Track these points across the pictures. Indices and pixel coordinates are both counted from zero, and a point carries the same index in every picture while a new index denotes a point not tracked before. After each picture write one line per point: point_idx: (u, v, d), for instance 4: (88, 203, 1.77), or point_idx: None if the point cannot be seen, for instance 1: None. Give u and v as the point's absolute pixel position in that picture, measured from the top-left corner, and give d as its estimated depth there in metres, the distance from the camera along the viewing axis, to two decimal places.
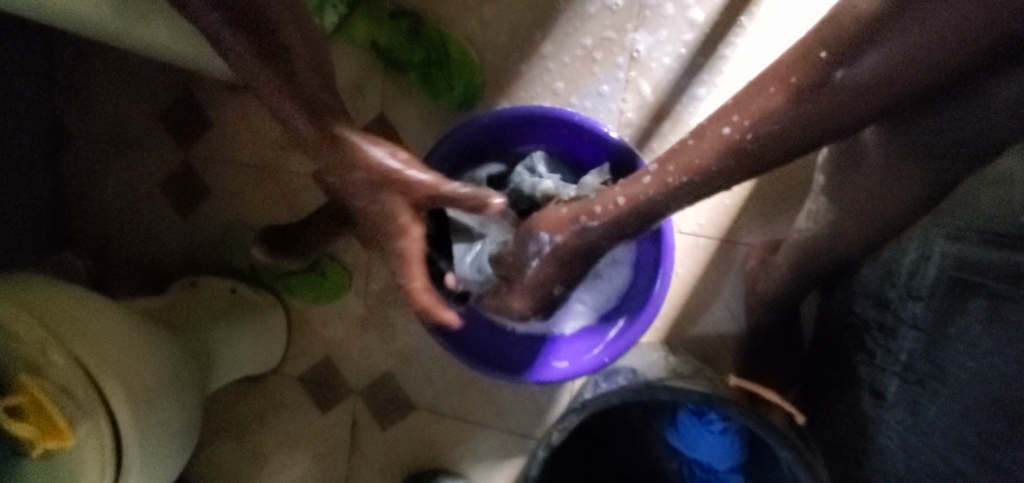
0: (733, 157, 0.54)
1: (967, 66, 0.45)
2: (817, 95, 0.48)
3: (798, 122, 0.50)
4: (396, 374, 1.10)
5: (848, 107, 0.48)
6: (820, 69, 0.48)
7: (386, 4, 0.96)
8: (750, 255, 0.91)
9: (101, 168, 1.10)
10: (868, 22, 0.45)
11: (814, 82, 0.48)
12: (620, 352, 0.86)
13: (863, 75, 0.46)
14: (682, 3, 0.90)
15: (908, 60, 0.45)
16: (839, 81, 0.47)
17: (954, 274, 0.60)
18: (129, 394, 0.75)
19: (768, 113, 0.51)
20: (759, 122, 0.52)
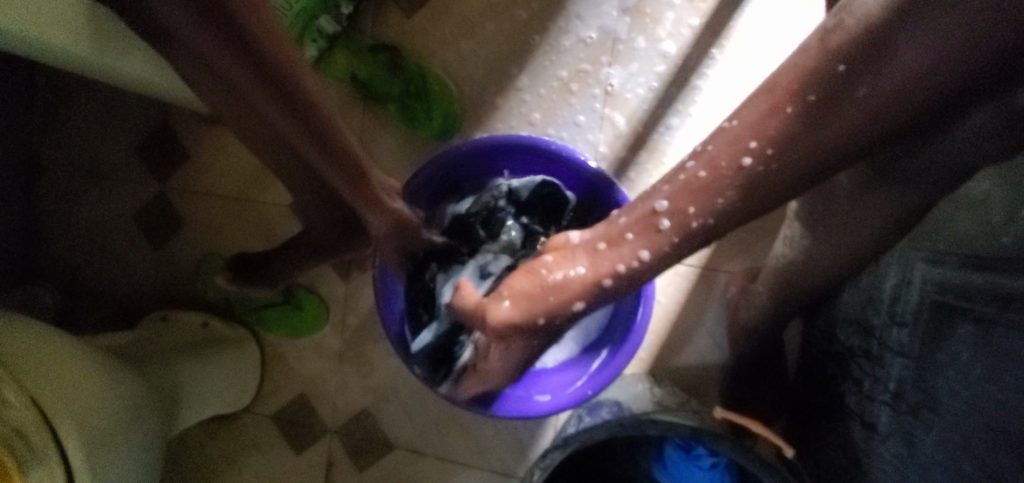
0: (752, 187, 0.53)
1: (960, 87, 0.46)
2: (837, 111, 0.49)
3: (809, 147, 0.50)
4: (374, 411, 1.06)
5: (864, 126, 0.49)
6: (837, 84, 0.48)
7: (364, 39, 0.97)
8: (732, 283, 0.89)
9: (75, 201, 1.08)
10: (880, 34, 0.46)
11: (831, 98, 0.48)
12: (604, 384, 0.83)
13: (885, 87, 0.47)
14: (655, 37, 0.92)
15: (907, 80, 0.46)
16: (844, 103, 0.48)
17: (937, 298, 0.58)
18: (85, 437, 0.71)
19: (786, 138, 0.50)
20: (778, 148, 0.51)
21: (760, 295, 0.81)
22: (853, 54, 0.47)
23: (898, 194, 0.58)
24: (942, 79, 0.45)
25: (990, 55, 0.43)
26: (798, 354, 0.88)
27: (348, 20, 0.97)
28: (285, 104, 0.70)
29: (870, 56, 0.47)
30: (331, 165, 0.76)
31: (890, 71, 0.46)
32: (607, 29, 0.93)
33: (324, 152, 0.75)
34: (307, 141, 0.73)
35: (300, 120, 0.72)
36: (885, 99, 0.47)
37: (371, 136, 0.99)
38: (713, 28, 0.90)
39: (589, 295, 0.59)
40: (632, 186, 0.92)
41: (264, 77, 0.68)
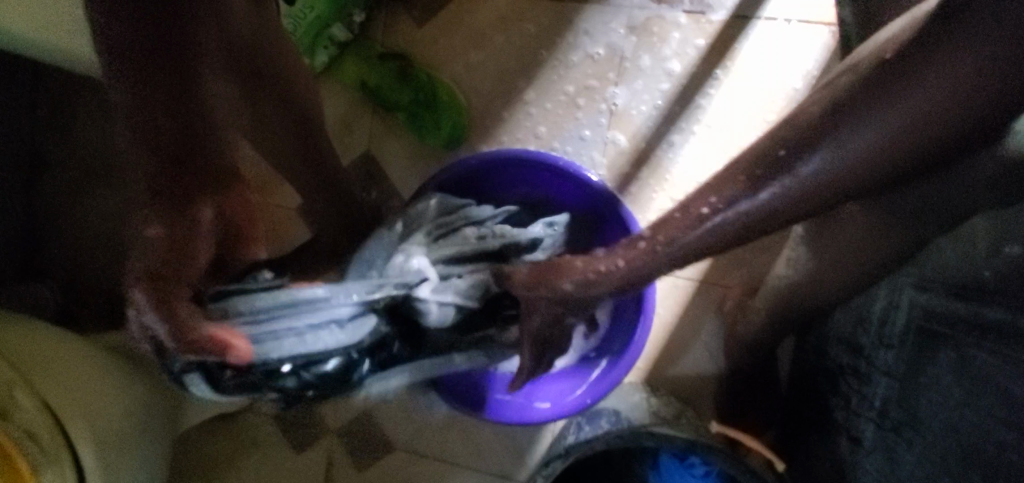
0: (716, 236, 0.50)
1: (936, 150, 0.42)
2: (795, 174, 0.45)
3: (772, 208, 0.47)
4: (374, 413, 1.08)
5: (826, 189, 0.44)
6: (787, 159, 0.45)
7: (376, 47, 0.99)
8: (728, 297, 0.93)
9: (77, 198, 1.08)
10: (829, 112, 0.43)
11: (784, 166, 0.45)
12: (603, 393, 0.86)
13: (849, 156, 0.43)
14: (661, 55, 0.94)
15: (886, 145, 0.42)
16: (815, 163, 0.44)
17: (923, 324, 0.62)
18: (97, 437, 0.72)
19: (748, 195, 0.47)
20: (738, 203, 0.48)
21: (757, 311, 0.84)
22: (829, 117, 0.43)
23: (890, 229, 0.61)
24: (919, 143, 0.41)
25: (966, 120, 0.40)
26: (789, 367, 0.92)
27: (360, 28, 0.98)
28: (158, 101, 0.53)
29: (847, 115, 0.42)
30: (158, 201, 0.54)
31: (871, 133, 0.42)
32: (614, 47, 0.95)
33: (160, 178, 0.54)
34: (153, 155, 0.54)
35: (165, 127, 0.54)
36: (860, 158, 0.42)
37: (380, 143, 1.01)
38: (719, 49, 0.93)
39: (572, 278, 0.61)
40: (635, 201, 0.95)
41: (165, 59, 0.53)
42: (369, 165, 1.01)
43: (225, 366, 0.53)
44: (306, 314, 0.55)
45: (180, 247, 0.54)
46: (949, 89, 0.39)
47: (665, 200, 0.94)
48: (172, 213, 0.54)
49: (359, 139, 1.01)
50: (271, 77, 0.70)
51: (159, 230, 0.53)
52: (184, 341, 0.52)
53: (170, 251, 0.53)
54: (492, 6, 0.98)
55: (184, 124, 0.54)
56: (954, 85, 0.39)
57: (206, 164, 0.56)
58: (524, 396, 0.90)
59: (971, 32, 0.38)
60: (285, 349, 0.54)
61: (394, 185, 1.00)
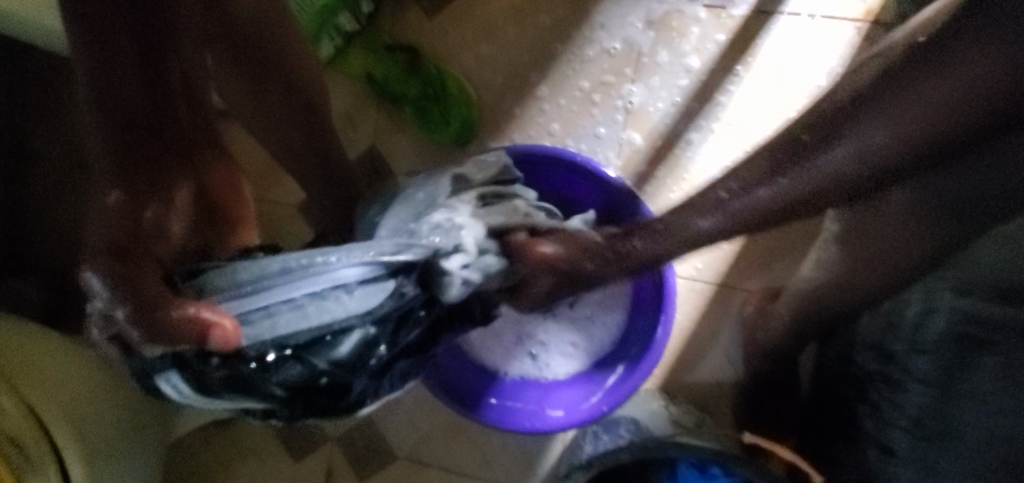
0: (720, 216, 0.53)
1: (984, 123, 0.40)
2: (804, 162, 0.47)
3: (779, 196, 0.49)
4: (377, 419, 1.03)
5: (841, 180, 0.45)
6: (799, 145, 0.47)
7: (383, 39, 0.95)
8: (748, 301, 0.89)
9: (66, 191, 1.03)
10: (839, 105, 0.45)
11: (795, 151, 0.47)
12: (619, 401, 0.82)
13: (851, 149, 0.44)
14: (679, 51, 0.91)
15: (925, 117, 0.41)
16: (852, 138, 0.44)
17: (963, 330, 0.60)
18: (87, 447, 0.68)
19: (756, 182, 0.50)
20: (748, 189, 0.51)
21: (781, 316, 0.81)
22: (873, 89, 0.44)
23: (932, 228, 0.57)
24: (965, 114, 0.40)
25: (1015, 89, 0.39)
26: (810, 375, 0.88)
27: (367, 19, 0.95)
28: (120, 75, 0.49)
29: (883, 88, 0.43)
30: (115, 177, 0.49)
31: (907, 106, 0.42)
32: (631, 42, 0.92)
33: (114, 153, 0.49)
34: (107, 128, 0.49)
35: (123, 101, 0.49)
36: (897, 132, 0.42)
37: (386, 139, 0.97)
38: (739, 45, 0.90)
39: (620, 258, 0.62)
40: (651, 201, 0.91)
41: (136, 35, 0.49)
42: (374, 162, 0.97)
43: (210, 356, 0.47)
44: (302, 283, 0.48)
45: (142, 226, 0.49)
46: (992, 60, 0.39)
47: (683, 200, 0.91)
48: (134, 191, 0.49)
49: (364, 134, 0.97)
50: (259, 55, 0.65)
51: (115, 206, 0.48)
52: (147, 329, 0.46)
53: (127, 230, 0.48)
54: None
55: (150, 100, 0.50)
56: (995, 55, 0.39)
57: (174, 144, 0.53)
58: (536, 403, 0.86)
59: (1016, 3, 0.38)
60: (277, 326, 0.48)
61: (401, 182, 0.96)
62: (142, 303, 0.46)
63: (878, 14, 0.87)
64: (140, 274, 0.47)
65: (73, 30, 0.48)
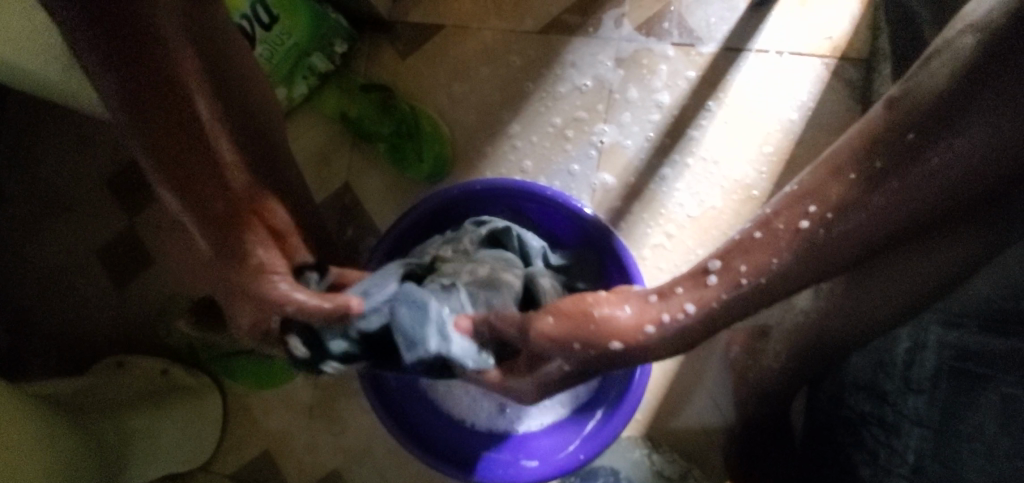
0: (800, 256, 0.39)
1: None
2: (909, 176, 0.36)
3: (869, 222, 0.37)
4: (344, 473, 0.96)
5: (943, 192, 0.36)
6: (903, 147, 0.36)
7: (358, 79, 0.95)
8: (733, 343, 0.84)
9: (34, 231, 1.01)
10: (942, 95, 0.36)
11: (896, 160, 0.36)
12: (598, 448, 0.76)
13: (964, 152, 0.35)
14: (651, 87, 0.91)
15: (1021, 129, 0.34)
16: (945, 148, 0.35)
17: (957, 364, 0.54)
18: None
19: (849, 205, 0.38)
20: (842, 214, 0.38)
21: (773, 355, 0.75)
22: (935, 97, 0.36)
23: (957, 263, 0.45)
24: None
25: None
26: (803, 421, 0.82)
27: (342, 59, 0.96)
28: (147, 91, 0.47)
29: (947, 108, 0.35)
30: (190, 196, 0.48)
31: (997, 110, 0.34)
32: (602, 79, 0.92)
33: (170, 180, 0.48)
34: (158, 162, 0.48)
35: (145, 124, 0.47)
36: (1017, 122, 0.34)
37: (358, 176, 0.95)
38: (710, 81, 0.90)
39: (636, 337, 0.43)
40: (627, 236, 0.89)
41: (130, 59, 0.46)
42: (346, 199, 0.95)
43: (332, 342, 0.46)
44: (375, 298, 0.48)
45: (236, 226, 0.48)
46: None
47: (660, 236, 0.88)
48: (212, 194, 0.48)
49: (337, 172, 0.96)
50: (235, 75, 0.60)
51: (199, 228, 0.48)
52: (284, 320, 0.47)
53: (220, 244, 0.48)
54: (477, 40, 0.96)
55: (169, 109, 0.47)
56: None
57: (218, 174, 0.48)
58: (510, 453, 0.81)
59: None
60: (371, 327, 0.46)
61: (372, 218, 0.94)
62: (282, 301, 0.46)
63: (844, 50, 0.88)
64: (268, 288, 0.47)
65: (102, 79, 0.47)
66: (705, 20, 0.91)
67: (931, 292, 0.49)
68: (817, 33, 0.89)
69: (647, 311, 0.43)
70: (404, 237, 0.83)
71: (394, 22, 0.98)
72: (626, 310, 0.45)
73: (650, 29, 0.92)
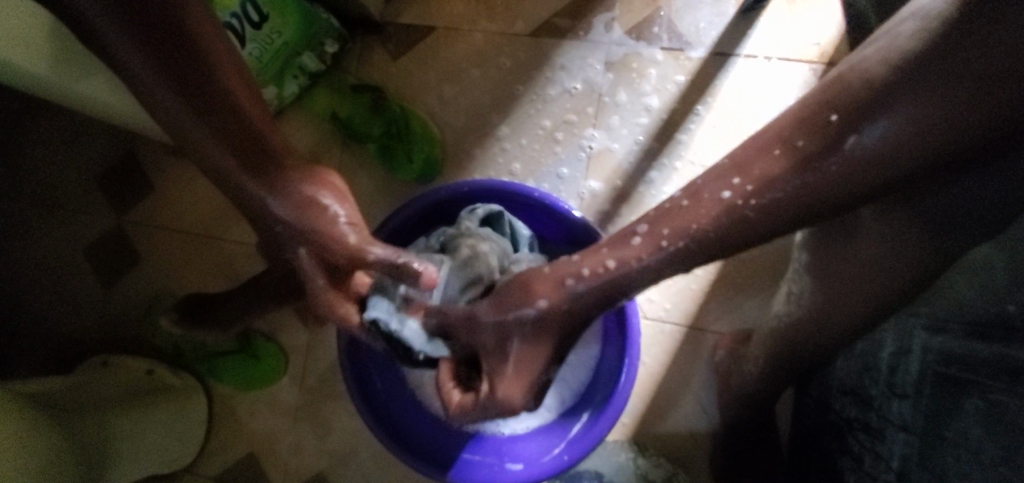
0: (731, 224, 0.47)
1: (967, 141, 0.39)
2: (826, 162, 0.43)
3: (790, 197, 0.45)
4: (330, 476, 0.95)
5: (853, 179, 0.43)
6: (827, 134, 0.42)
7: (349, 79, 0.96)
8: (719, 346, 0.84)
9: (21, 228, 1.00)
10: (874, 89, 0.40)
11: (821, 148, 0.43)
12: (583, 452, 0.76)
13: (873, 145, 0.41)
14: (640, 91, 0.92)
15: (925, 129, 0.39)
16: (863, 139, 0.41)
17: (941, 370, 0.53)
18: None
19: (774, 180, 0.45)
20: (764, 188, 0.46)
21: (753, 359, 0.74)
22: (863, 92, 0.41)
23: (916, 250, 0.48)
24: (956, 130, 0.39)
25: (1006, 108, 0.37)
26: (790, 426, 0.81)
27: (333, 59, 0.96)
28: (213, 109, 0.59)
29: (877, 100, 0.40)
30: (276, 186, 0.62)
31: (906, 110, 0.39)
32: (592, 83, 0.93)
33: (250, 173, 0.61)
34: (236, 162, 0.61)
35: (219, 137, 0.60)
36: (923, 123, 0.39)
37: (348, 175, 0.95)
38: (699, 86, 0.91)
39: (551, 292, 0.56)
40: None
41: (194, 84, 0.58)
42: None
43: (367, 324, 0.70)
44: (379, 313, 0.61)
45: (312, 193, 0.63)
46: (982, 76, 0.37)
47: None
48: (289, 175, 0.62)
49: None
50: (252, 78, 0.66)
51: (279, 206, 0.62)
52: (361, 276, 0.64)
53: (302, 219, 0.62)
54: (467, 42, 0.96)
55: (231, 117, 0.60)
56: (986, 71, 0.37)
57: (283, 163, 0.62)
58: (495, 456, 0.80)
59: (1004, 16, 0.36)
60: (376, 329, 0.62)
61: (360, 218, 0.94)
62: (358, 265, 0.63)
63: (831, 56, 0.89)
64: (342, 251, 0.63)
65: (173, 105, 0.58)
66: (695, 25, 0.92)
67: (903, 292, 0.51)
68: (804, 39, 0.90)
69: (558, 270, 0.57)
70: (394, 236, 0.83)
71: (386, 23, 0.98)
72: (546, 270, 0.58)
73: (640, 33, 0.93)
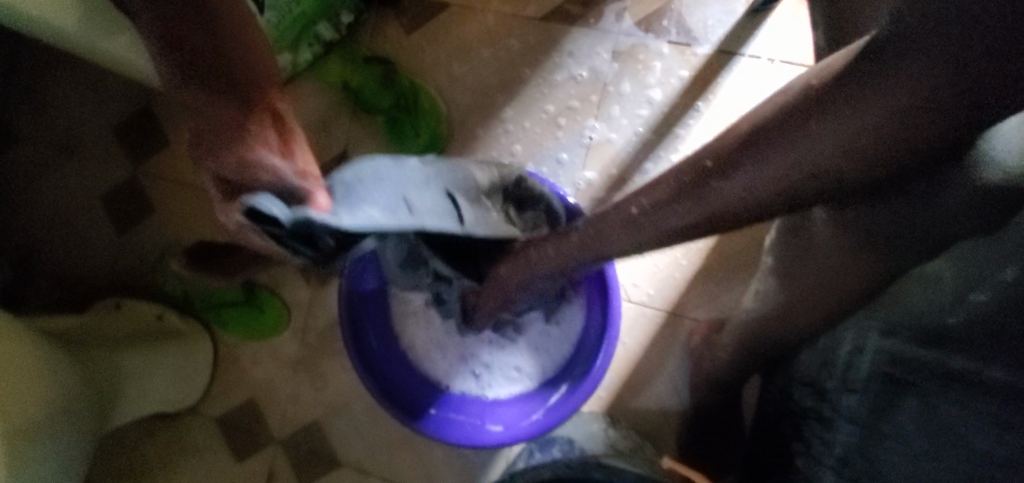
0: (633, 231, 0.55)
1: (856, 175, 0.40)
2: (700, 193, 0.47)
3: (674, 217, 0.50)
4: (325, 425, 1.02)
5: (728, 210, 0.46)
6: (702, 175, 0.46)
7: (362, 51, 0.98)
8: (695, 333, 0.89)
9: (40, 173, 1.04)
10: (751, 134, 0.43)
11: (697, 184, 0.47)
12: (559, 419, 0.82)
13: (738, 188, 0.44)
14: (644, 83, 0.94)
15: (807, 168, 0.41)
16: (726, 180, 0.45)
17: (887, 370, 0.58)
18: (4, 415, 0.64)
19: (660, 204, 0.51)
20: (658, 208, 0.51)
21: (724, 347, 0.79)
22: (749, 141, 0.43)
23: None
24: (876, 151, 0.39)
25: (892, 146, 0.38)
26: (753, 411, 0.87)
27: (348, 30, 0.98)
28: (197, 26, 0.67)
29: (779, 132, 0.41)
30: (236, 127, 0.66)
31: (777, 155, 0.41)
32: (598, 71, 0.95)
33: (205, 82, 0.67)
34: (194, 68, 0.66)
35: (196, 83, 0.66)
36: (800, 166, 0.41)
37: (357, 144, 0.99)
38: (701, 82, 0.93)
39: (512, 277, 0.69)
40: None
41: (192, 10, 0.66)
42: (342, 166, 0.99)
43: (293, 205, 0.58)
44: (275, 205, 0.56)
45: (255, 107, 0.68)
46: (885, 113, 0.37)
47: None
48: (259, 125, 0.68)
49: (336, 139, 0.99)
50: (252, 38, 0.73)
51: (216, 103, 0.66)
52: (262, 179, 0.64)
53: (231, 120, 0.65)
54: (479, 22, 0.98)
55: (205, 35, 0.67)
56: (895, 103, 0.36)
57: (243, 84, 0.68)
58: (477, 417, 0.87)
59: (894, 65, 0.35)
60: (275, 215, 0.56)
61: None
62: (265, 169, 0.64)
63: None
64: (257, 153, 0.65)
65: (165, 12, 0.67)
66: (704, 22, 0.93)
67: None
68: (810, 43, 0.92)
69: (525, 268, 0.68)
70: None
71: None
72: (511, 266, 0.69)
73: (649, 26, 0.94)
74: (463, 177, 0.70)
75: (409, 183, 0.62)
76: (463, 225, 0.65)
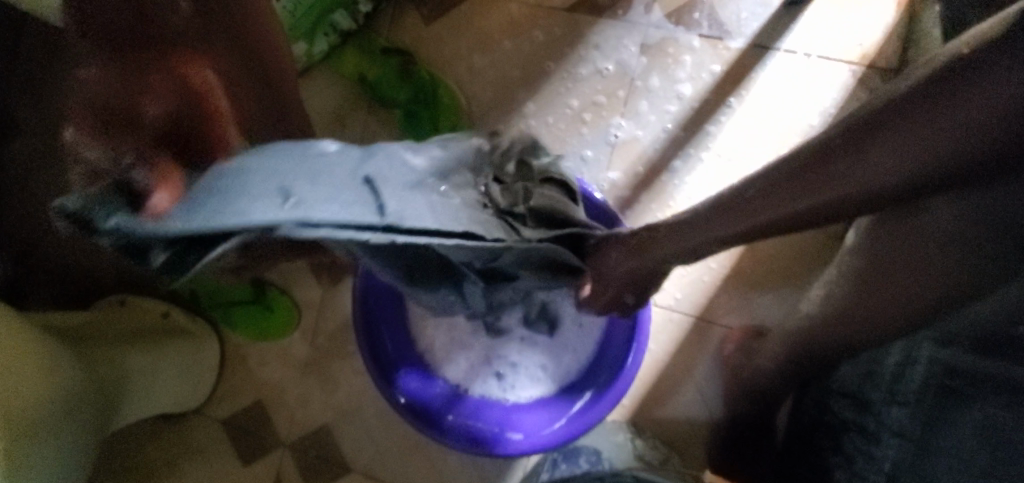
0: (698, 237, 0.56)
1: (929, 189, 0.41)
2: (766, 205, 0.48)
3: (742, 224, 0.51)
4: (335, 429, 0.98)
5: (790, 220, 0.48)
6: (771, 185, 0.48)
7: (380, 41, 0.94)
8: (726, 339, 0.85)
9: (43, 164, 1.01)
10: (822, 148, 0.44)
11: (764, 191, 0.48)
12: (583, 427, 0.78)
13: (806, 203, 0.46)
14: (673, 77, 0.90)
15: (878, 184, 0.42)
16: (800, 193, 0.46)
17: (943, 382, 0.57)
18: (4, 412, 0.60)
19: (723, 215, 0.53)
20: (721, 219, 0.53)
21: (760, 354, 0.75)
22: (827, 151, 0.43)
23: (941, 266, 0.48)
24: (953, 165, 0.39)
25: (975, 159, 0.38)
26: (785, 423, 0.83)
27: (365, 19, 0.94)
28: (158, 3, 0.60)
29: (856, 143, 0.41)
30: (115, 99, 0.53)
31: (847, 172, 0.42)
32: (625, 65, 0.91)
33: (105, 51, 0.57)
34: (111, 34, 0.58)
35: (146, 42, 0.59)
36: (870, 182, 0.42)
37: (372, 138, 0.95)
38: (734, 77, 0.89)
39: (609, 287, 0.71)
40: (634, 225, 0.89)
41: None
42: None
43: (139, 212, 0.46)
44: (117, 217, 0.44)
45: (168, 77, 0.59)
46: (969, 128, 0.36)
47: None
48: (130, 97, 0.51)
49: (351, 132, 0.95)
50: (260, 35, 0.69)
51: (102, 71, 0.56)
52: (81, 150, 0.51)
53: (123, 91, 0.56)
54: (502, 12, 0.95)
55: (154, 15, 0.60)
56: (975, 116, 0.36)
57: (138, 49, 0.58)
58: (496, 424, 0.82)
59: (988, 77, 0.35)
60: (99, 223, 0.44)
61: None
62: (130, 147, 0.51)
63: (873, 58, 0.87)
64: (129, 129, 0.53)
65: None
66: (737, 14, 0.90)
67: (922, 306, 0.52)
68: (848, 39, 0.88)
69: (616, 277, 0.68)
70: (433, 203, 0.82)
71: None
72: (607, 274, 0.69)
73: (679, 18, 0.91)
74: (392, 154, 0.53)
75: (296, 172, 0.46)
76: (386, 213, 0.46)
